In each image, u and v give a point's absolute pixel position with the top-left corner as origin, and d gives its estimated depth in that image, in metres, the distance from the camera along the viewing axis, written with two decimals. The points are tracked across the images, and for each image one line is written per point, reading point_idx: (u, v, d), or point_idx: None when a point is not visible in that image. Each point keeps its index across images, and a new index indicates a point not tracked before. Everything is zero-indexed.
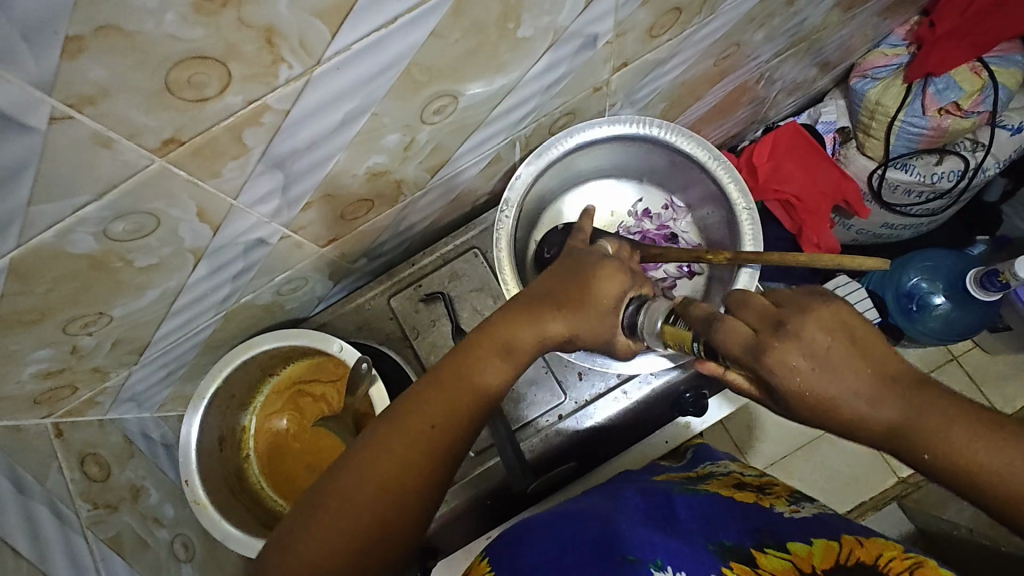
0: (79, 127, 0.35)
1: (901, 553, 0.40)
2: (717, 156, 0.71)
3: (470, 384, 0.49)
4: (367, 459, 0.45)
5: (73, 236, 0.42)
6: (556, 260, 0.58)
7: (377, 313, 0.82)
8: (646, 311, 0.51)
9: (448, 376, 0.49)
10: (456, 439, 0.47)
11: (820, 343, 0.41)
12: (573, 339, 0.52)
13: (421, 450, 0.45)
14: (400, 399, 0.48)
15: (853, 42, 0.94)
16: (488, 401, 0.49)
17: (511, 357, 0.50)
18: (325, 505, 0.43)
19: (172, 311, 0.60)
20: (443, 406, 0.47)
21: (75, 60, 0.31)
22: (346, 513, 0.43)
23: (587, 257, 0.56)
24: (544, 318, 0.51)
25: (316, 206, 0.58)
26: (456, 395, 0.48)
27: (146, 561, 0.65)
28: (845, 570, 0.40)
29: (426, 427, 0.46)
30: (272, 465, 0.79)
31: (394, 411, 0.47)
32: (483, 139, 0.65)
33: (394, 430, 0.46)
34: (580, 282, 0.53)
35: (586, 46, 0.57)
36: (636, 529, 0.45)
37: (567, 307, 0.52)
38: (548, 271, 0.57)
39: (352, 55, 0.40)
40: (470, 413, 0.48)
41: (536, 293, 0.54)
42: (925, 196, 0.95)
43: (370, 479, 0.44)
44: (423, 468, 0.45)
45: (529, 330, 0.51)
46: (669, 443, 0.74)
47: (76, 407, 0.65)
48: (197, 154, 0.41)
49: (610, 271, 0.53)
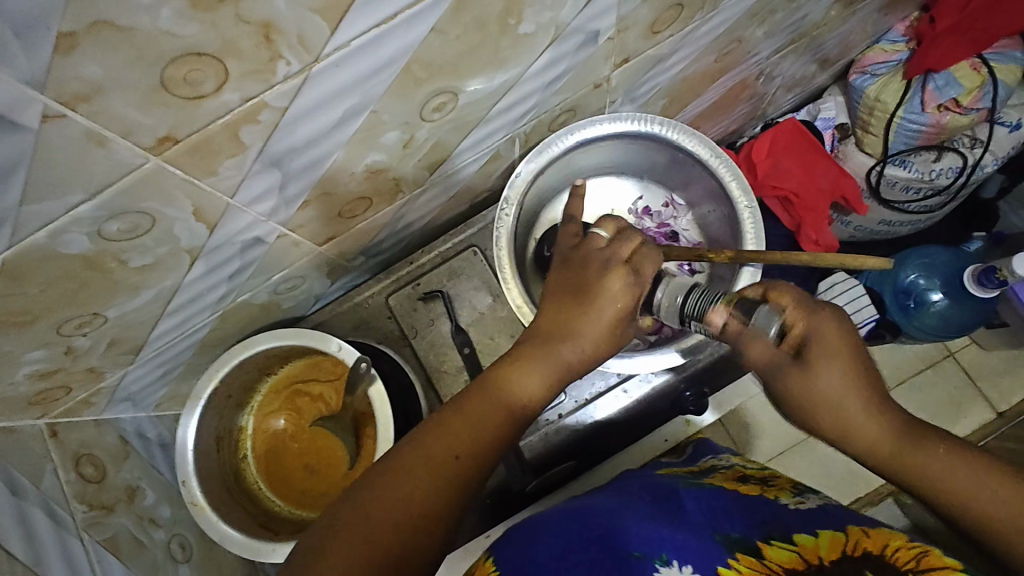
0: (72, 125, 0.34)
1: (906, 543, 0.41)
2: (719, 154, 0.71)
3: (499, 407, 0.49)
4: (387, 483, 0.44)
5: (66, 236, 0.42)
6: (562, 267, 0.57)
7: (374, 311, 0.81)
8: (664, 287, 0.56)
9: (470, 400, 0.48)
10: (479, 465, 0.46)
11: (844, 372, 0.48)
12: (594, 360, 0.53)
13: (442, 473, 0.45)
14: (422, 423, 0.48)
15: (853, 37, 0.93)
16: (517, 422, 0.49)
17: (531, 378, 0.50)
18: (340, 528, 0.42)
19: (169, 310, 0.59)
20: (463, 431, 0.46)
21: (67, 56, 0.30)
22: (365, 535, 0.41)
23: (596, 261, 0.55)
24: (562, 337, 0.52)
25: (313, 205, 0.57)
26: (480, 420, 0.47)
27: (143, 562, 0.65)
28: (853, 559, 0.40)
29: (448, 454, 0.45)
30: (271, 465, 0.78)
31: (413, 436, 0.47)
32: (483, 136, 0.64)
33: (416, 455, 0.45)
34: (591, 294, 0.53)
35: (588, 42, 0.57)
36: (642, 524, 0.45)
37: (582, 325, 0.52)
38: (557, 284, 0.56)
39: (351, 51, 0.40)
40: (497, 436, 0.47)
41: (556, 314, 0.53)
42: (924, 193, 0.94)
43: (388, 502, 0.43)
44: (443, 492, 0.44)
45: (554, 354, 0.51)
46: (668, 441, 0.72)
47: (71, 408, 0.64)
48: (194, 151, 0.40)
49: (620, 280, 0.53)
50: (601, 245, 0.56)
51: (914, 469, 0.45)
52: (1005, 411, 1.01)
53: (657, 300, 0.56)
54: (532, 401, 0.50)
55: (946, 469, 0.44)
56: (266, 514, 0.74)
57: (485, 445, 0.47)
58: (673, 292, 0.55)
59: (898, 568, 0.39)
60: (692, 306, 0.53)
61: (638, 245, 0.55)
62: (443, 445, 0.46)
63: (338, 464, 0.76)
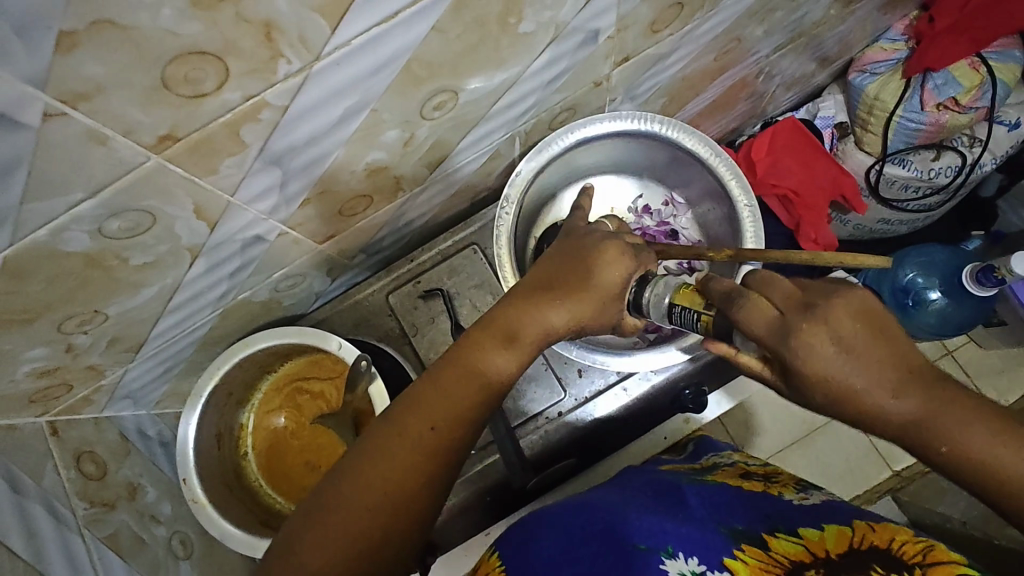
0: (73, 123, 0.34)
1: (913, 538, 0.41)
2: (719, 153, 0.71)
3: (478, 380, 0.47)
4: (364, 461, 0.44)
5: (67, 234, 0.42)
6: (560, 243, 0.57)
7: (375, 309, 0.81)
8: (653, 287, 0.51)
9: (445, 371, 0.48)
10: (456, 439, 0.46)
11: (851, 331, 0.43)
12: (578, 330, 0.52)
13: (422, 454, 0.45)
14: (403, 397, 0.47)
15: (853, 36, 0.93)
16: (496, 394, 0.48)
17: (510, 347, 0.49)
18: (322, 513, 0.43)
19: (170, 308, 0.59)
20: (440, 407, 0.46)
21: (68, 55, 0.30)
22: (346, 521, 0.42)
23: (592, 239, 0.54)
24: (546, 305, 0.50)
25: (314, 203, 0.57)
26: (452, 392, 0.46)
27: (144, 559, 0.65)
28: (858, 551, 0.40)
29: (426, 431, 0.45)
30: (272, 461, 0.79)
31: (392, 412, 0.47)
32: (483, 134, 0.64)
33: (395, 433, 0.45)
34: (585, 265, 0.52)
35: (588, 41, 0.57)
36: (645, 517, 0.45)
37: (571, 295, 0.51)
38: (551, 256, 0.55)
39: (351, 51, 0.40)
40: (475, 410, 0.47)
41: (540, 285, 0.52)
42: (922, 192, 0.95)
43: (367, 485, 0.43)
44: (423, 473, 0.44)
45: (535, 323, 0.50)
46: (668, 439, 0.73)
47: (71, 406, 0.64)
48: (195, 150, 0.40)
49: (615, 254, 0.52)
50: (603, 229, 0.58)
51: (935, 433, 0.40)
52: (1004, 409, 1.01)
53: (646, 300, 0.52)
54: (509, 373, 0.48)
55: (971, 436, 0.39)
56: (269, 512, 0.75)
57: (460, 418, 0.46)
58: (662, 294, 0.51)
59: (902, 560, 0.38)
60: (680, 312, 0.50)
61: (638, 235, 0.57)
62: (420, 422, 0.45)
63: (338, 461, 0.76)
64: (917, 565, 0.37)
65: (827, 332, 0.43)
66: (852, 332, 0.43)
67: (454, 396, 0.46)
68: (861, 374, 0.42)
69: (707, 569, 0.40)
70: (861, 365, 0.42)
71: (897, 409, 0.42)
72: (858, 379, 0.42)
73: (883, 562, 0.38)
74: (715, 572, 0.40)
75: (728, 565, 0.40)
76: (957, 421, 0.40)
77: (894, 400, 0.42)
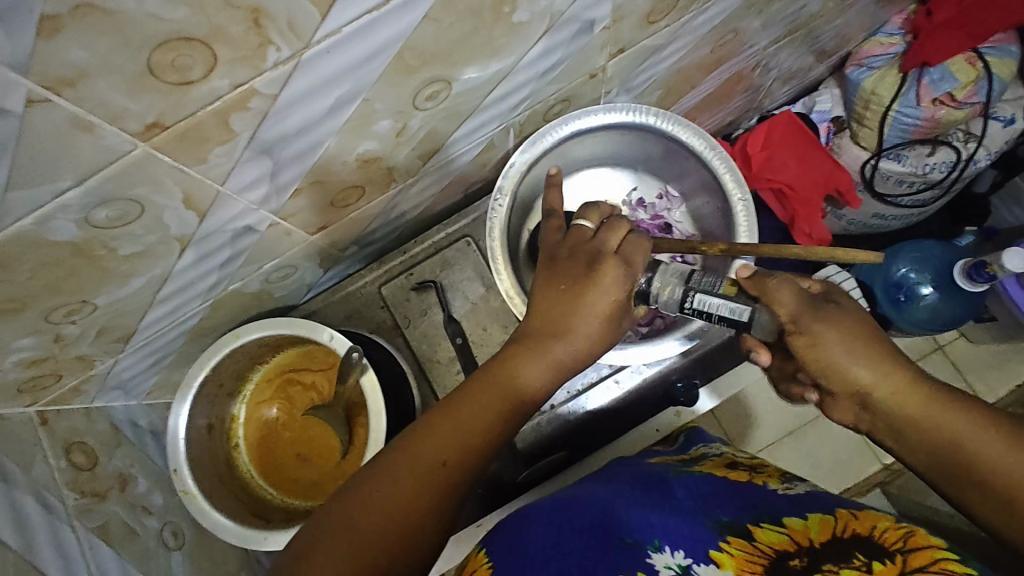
0: (58, 110, 0.33)
1: (894, 524, 0.40)
2: (713, 146, 0.70)
3: (488, 409, 0.47)
4: (373, 488, 0.43)
5: (53, 223, 0.41)
6: (548, 262, 0.55)
7: (367, 301, 0.81)
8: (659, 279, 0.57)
9: (460, 399, 0.47)
10: (467, 470, 0.45)
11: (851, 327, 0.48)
12: (588, 358, 0.51)
13: (429, 481, 0.44)
14: (412, 425, 0.47)
15: (851, 30, 0.93)
16: (508, 422, 0.48)
17: (528, 376, 0.49)
18: (328, 537, 0.41)
19: (158, 299, 0.59)
20: (452, 436, 0.45)
21: (51, 40, 0.29)
22: (347, 547, 0.40)
23: (582, 253, 0.53)
24: (557, 335, 0.49)
25: (306, 193, 0.56)
26: (469, 418, 0.46)
27: (135, 549, 0.65)
28: (840, 540, 0.40)
29: (435, 461, 0.44)
30: (263, 452, 0.78)
31: (401, 441, 0.46)
32: (478, 124, 0.64)
33: (403, 460, 0.44)
34: (586, 284, 0.51)
35: (583, 32, 0.56)
36: (633, 511, 0.46)
37: (579, 316, 0.50)
38: (545, 275, 0.54)
39: (342, 38, 0.39)
40: (484, 442, 0.46)
41: (544, 306, 0.51)
42: (916, 187, 0.94)
43: (373, 511, 0.42)
44: (430, 501, 0.43)
45: (546, 355, 0.49)
46: (660, 431, 0.73)
47: (61, 396, 0.64)
48: (183, 138, 0.40)
49: (614, 273, 0.51)
50: (587, 237, 0.55)
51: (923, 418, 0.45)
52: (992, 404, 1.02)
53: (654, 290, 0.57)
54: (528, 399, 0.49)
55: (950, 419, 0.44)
56: (259, 503, 0.75)
57: (473, 447, 0.46)
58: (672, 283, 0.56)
59: (882, 546, 0.38)
60: (697, 296, 0.54)
61: (626, 235, 0.54)
62: (431, 450, 0.45)
63: (330, 452, 0.76)
64: (898, 550, 0.37)
65: (836, 328, 0.48)
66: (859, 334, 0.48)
67: (471, 423, 0.46)
68: (860, 371, 0.47)
69: (693, 562, 0.40)
70: (863, 366, 0.47)
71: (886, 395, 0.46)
72: (862, 370, 0.47)
73: (866, 552, 0.38)
74: (701, 564, 0.40)
75: (714, 557, 0.41)
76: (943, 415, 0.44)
77: (882, 383, 0.47)
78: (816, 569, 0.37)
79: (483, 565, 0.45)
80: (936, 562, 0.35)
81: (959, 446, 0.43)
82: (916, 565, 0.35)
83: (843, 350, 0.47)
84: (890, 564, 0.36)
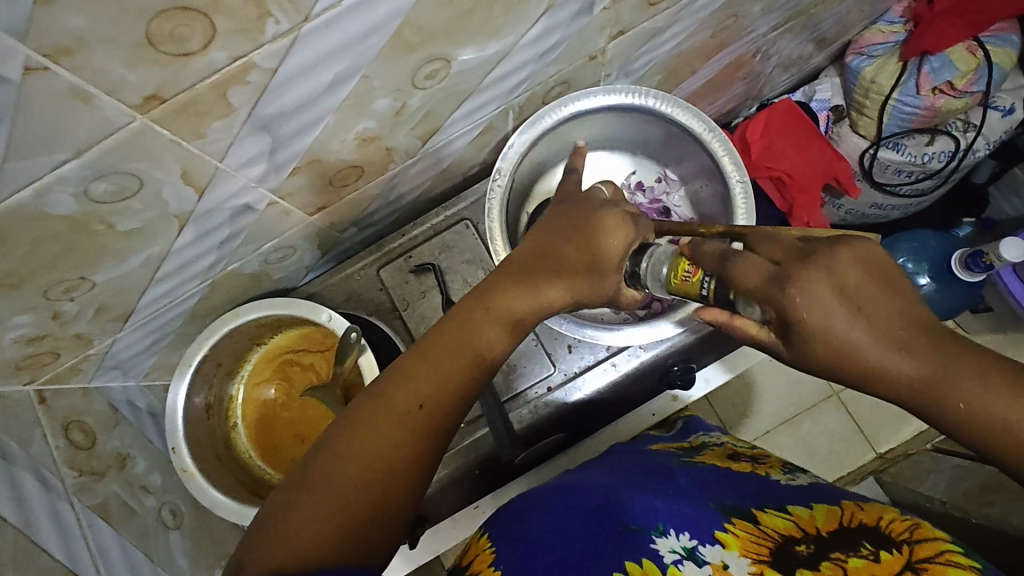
0: (55, 79, 0.33)
1: (900, 516, 0.41)
2: (712, 129, 0.70)
3: (467, 347, 0.47)
4: (352, 438, 0.43)
5: (51, 197, 0.41)
6: (552, 218, 0.58)
7: (366, 284, 0.81)
8: (648, 257, 0.53)
9: (434, 341, 0.48)
10: (445, 416, 0.45)
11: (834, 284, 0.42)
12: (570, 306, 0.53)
13: (405, 425, 0.44)
14: (390, 368, 0.47)
15: (851, 17, 0.92)
16: (484, 366, 0.48)
17: (511, 321, 0.50)
18: (308, 489, 0.41)
19: (157, 278, 0.59)
20: (429, 379, 0.45)
21: (48, 7, 0.29)
22: (327, 500, 0.40)
23: (588, 214, 0.55)
24: (545, 283, 0.51)
25: (304, 172, 0.56)
26: (444, 362, 0.46)
27: (134, 527, 0.65)
28: (847, 529, 0.41)
29: (412, 403, 0.44)
30: (262, 433, 0.79)
31: (380, 386, 0.46)
32: (476, 107, 0.64)
33: (381, 404, 0.44)
34: (588, 237, 0.53)
35: (583, 12, 0.56)
36: (637, 497, 0.46)
37: (570, 266, 0.52)
38: (543, 230, 0.56)
39: (341, 12, 0.39)
40: (463, 384, 0.47)
41: (539, 255, 0.54)
42: (915, 176, 0.95)
43: (354, 462, 0.42)
44: (412, 446, 0.44)
45: (531, 297, 0.50)
46: (655, 416, 0.74)
47: (60, 374, 0.64)
48: (181, 113, 0.40)
49: (615, 223, 0.53)
50: (597, 199, 0.58)
51: (946, 399, 0.39)
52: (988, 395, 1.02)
53: (643, 269, 0.53)
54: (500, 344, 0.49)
55: (973, 389, 0.38)
56: (258, 483, 0.75)
57: (454, 392, 0.46)
58: (660, 263, 0.52)
59: (888, 535, 0.39)
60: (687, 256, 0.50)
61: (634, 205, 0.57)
62: (409, 393, 0.45)
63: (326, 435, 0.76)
64: (904, 541, 0.38)
65: (821, 280, 0.42)
66: (853, 301, 0.42)
67: (446, 367, 0.46)
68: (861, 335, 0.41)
69: (699, 544, 0.40)
70: (860, 320, 0.41)
71: (903, 369, 0.40)
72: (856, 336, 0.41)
73: (873, 540, 0.39)
74: (707, 546, 0.40)
75: (720, 537, 0.41)
76: (965, 382, 0.38)
77: (893, 356, 0.40)
78: (823, 556, 0.38)
79: (485, 551, 0.45)
80: (942, 553, 0.36)
81: (967, 411, 0.38)
82: (922, 555, 0.36)
83: (839, 315, 0.42)
84: (897, 553, 0.37)
